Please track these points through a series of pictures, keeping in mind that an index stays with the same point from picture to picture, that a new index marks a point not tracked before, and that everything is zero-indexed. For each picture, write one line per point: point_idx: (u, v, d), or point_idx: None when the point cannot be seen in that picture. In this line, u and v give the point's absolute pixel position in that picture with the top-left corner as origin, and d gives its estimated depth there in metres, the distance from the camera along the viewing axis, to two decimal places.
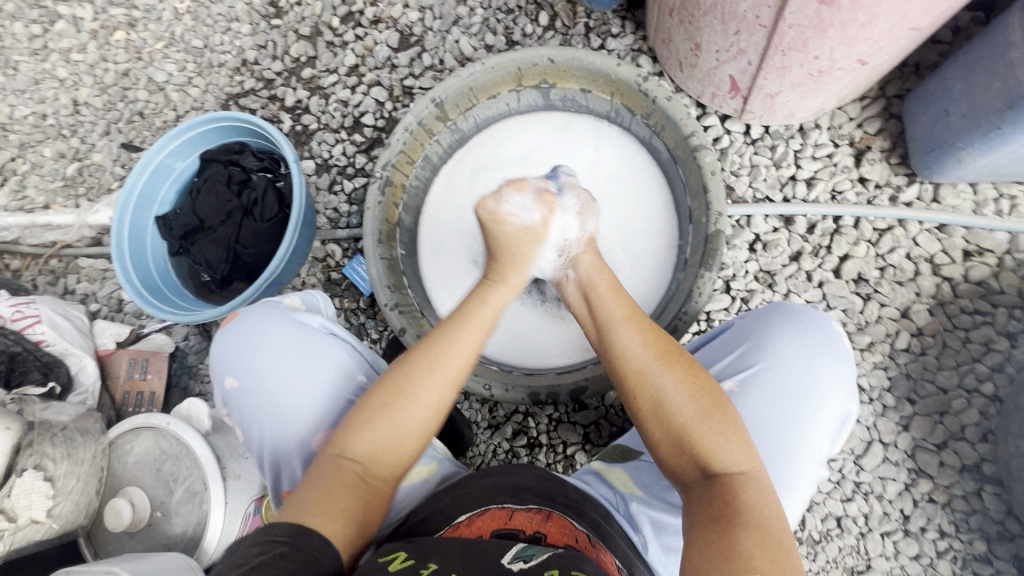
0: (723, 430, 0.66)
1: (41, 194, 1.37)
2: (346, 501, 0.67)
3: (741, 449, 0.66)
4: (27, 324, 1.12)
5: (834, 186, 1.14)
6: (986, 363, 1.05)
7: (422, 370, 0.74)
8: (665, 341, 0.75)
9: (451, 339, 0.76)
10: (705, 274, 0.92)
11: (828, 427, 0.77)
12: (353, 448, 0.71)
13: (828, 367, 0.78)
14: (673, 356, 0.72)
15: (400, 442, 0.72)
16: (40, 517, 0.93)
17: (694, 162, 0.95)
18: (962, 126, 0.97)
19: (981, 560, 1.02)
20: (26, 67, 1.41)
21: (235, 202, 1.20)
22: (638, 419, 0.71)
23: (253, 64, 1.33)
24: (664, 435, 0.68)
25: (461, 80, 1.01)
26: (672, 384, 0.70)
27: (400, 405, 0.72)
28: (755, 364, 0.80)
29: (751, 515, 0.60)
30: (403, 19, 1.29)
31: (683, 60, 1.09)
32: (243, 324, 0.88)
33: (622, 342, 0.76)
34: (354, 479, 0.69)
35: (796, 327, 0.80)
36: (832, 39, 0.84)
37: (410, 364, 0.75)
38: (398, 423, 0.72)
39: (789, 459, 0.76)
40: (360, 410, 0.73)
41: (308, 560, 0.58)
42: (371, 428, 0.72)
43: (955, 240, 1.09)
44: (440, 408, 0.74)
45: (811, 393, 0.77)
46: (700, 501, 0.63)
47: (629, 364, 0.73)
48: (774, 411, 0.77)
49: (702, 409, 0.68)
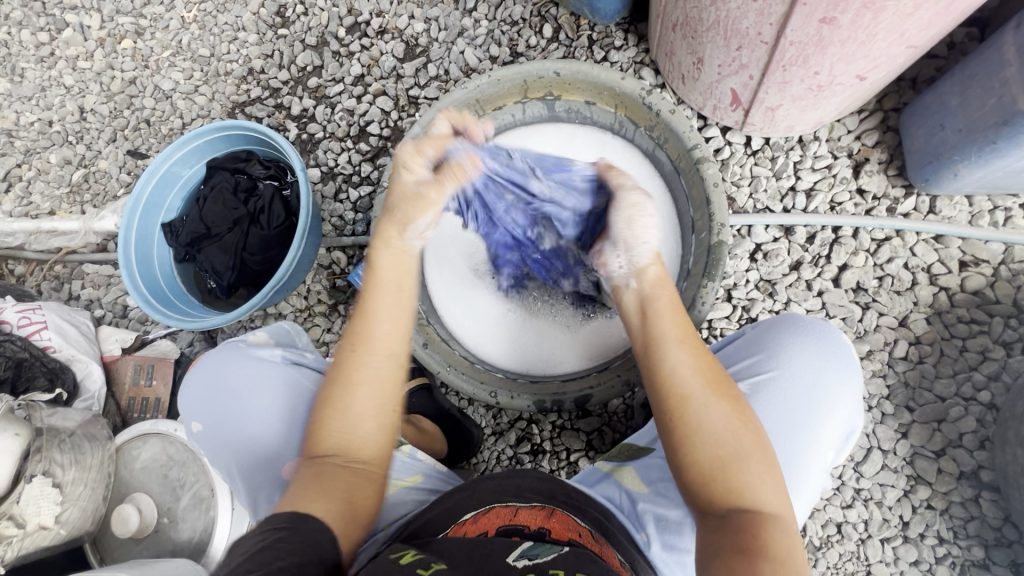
0: (762, 471, 0.67)
1: (46, 200, 1.38)
2: (330, 489, 0.67)
3: (776, 491, 0.66)
4: (34, 331, 1.13)
5: (833, 197, 1.16)
6: (983, 372, 1.07)
7: (353, 351, 0.74)
8: (715, 369, 0.73)
9: (368, 320, 0.76)
10: (708, 283, 0.94)
11: (833, 435, 0.80)
12: (323, 440, 0.71)
13: (837, 377, 0.80)
14: (722, 387, 0.71)
15: (358, 422, 0.72)
16: (48, 523, 0.94)
17: (696, 173, 0.98)
18: (958, 140, 0.99)
19: (979, 566, 1.04)
20: (33, 75, 1.42)
21: (241, 210, 1.21)
22: (675, 441, 0.69)
23: (259, 73, 1.35)
24: (701, 458, 0.67)
25: (468, 92, 1.03)
26: (719, 417, 0.68)
27: (346, 388, 0.72)
28: (769, 370, 0.81)
29: (781, 555, 0.60)
30: (409, 29, 1.31)
31: (685, 73, 1.11)
32: (205, 370, 0.88)
33: (673, 363, 0.73)
34: (334, 468, 0.69)
35: (809, 337, 0.82)
36: (831, 56, 0.86)
37: (348, 343, 0.75)
38: (350, 406, 0.72)
39: (796, 465, 0.79)
40: (320, 404, 0.73)
41: (307, 542, 0.59)
42: (329, 417, 0.72)
43: (952, 250, 1.11)
44: (387, 368, 0.74)
45: (820, 403, 0.79)
46: (726, 531, 0.63)
47: (675, 387, 0.71)
48: (783, 418, 0.79)
49: (744, 445, 0.67)
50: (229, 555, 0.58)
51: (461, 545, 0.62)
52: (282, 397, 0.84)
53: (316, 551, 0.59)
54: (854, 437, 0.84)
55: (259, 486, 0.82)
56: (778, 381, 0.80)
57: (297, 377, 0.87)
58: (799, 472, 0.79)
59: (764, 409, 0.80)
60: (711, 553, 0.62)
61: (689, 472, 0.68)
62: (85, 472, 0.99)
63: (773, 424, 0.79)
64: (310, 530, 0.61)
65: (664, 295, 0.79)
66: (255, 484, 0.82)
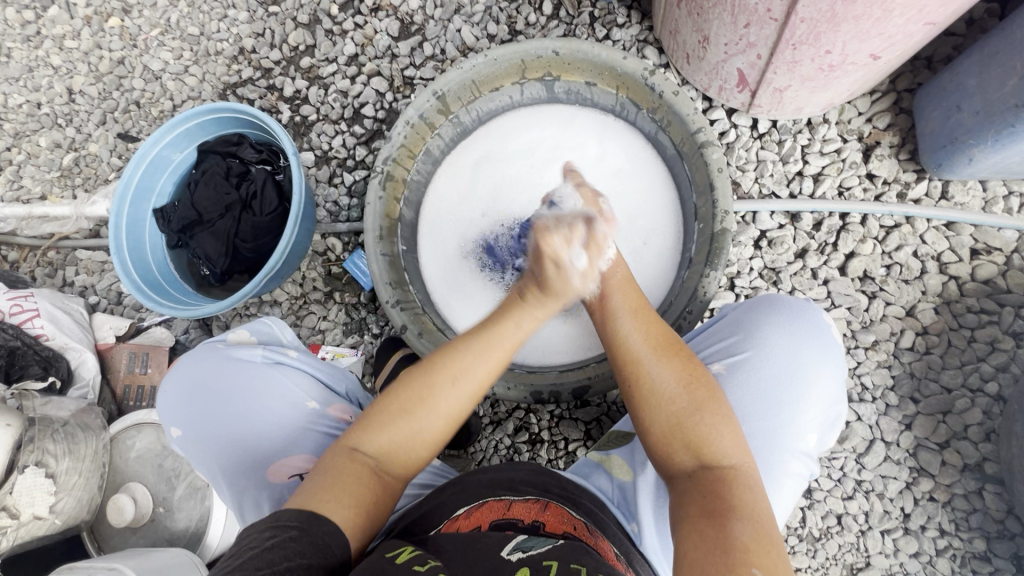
0: (720, 423, 0.67)
1: (38, 184, 1.35)
2: (353, 492, 0.64)
3: (735, 444, 0.66)
4: (26, 318, 1.12)
5: (842, 182, 1.12)
6: (991, 363, 1.05)
7: (450, 380, 0.69)
8: (667, 334, 0.75)
9: (464, 357, 0.70)
10: (710, 273, 0.91)
11: (816, 417, 0.77)
12: (364, 446, 0.68)
13: (816, 357, 0.77)
14: (674, 350, 0.73)
15: (416, 436, 0.69)
16: (43, 513, 0.94)
17: (700, 158, 0.94)
18: (975, 122, 0.95)
19: (980, 558, 1.03)
20: (20, 54, 1.39)
21: (233, 195, 1.18)
22: (636, 409, 0.71)
23: (251, 52, 1.31)
24: (658, 420, 0.69)
25: (463, 72, 0.99)
26: (671, 376, 0.70)
27: (418, 411, 0.69)
28: (743, 351, 0.79)
29: (745, 510, 0.59)
30: (404, 7, 1.26)
31: (690, 53, 1.06)
32: (181, 373, 0.88)
33: (623, 331, 0.77)
34: (365, 472, 0.67)
35: (787, 317, 0.80)
36: (845, 33, 0.81)
37: (443, 366, 0.70)
38: (412, 430, 0.68)
39: (776, 448, 0.76)
40: (379, 414, 0.69)
41: (316, 544, 0.57)
42: (385, 424, 0.69)
43: (963, 238, 1.08)
44: (468, 407, 0.71)
45: (800, 381, 0.76)
46: (692, 493, 0.63)
47: (627, 352, 0.75)
48: (763, 399, 0.77)
49: (696, 397, 0.69)
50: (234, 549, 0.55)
51: (458, 538, 0.59)
52: (270, 393, 0.85)
53: (321, 551, 0.57)
54: (838, 424, 0.81)
55: (239, 486, 0.80)
56: (754, 361, 0.78)
57: (283, 374, 0.88)
58: (779, 456, 0.76)
59: (740, 389, 0.77)
60: (680, 516, 0.61)
61: (652, 436, 0.69)
62: (79, 462, 1.00)
63: (752, 404, 0.77)
64: (320, 534, 0.58)
65: (616, 275, 0.83)
66: (236, 485, 0.80)
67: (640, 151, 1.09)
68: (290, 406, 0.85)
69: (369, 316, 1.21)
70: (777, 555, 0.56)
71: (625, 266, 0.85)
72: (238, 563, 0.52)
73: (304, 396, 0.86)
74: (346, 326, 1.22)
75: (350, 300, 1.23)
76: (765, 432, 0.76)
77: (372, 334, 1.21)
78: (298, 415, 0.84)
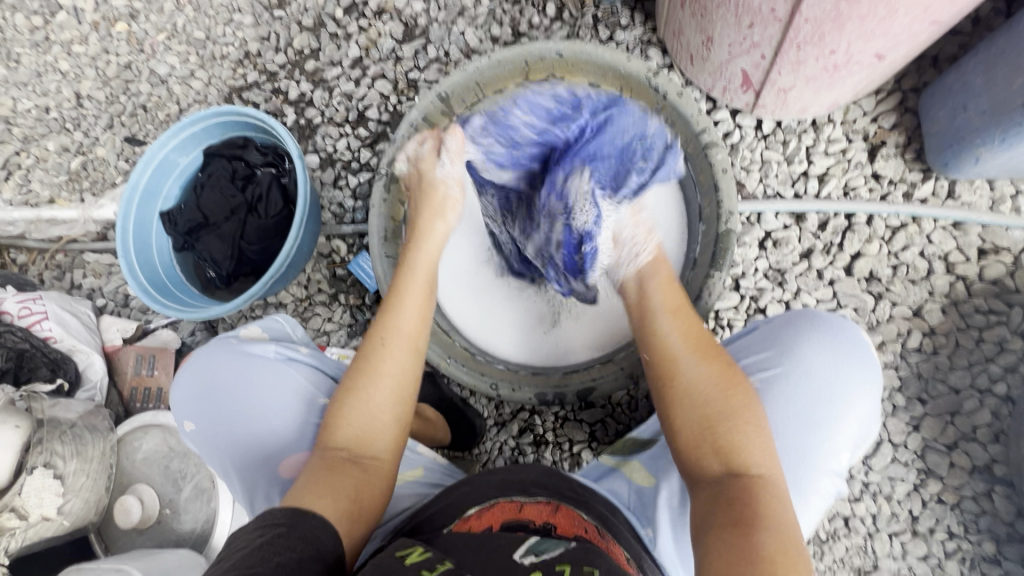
0: (750, 429, 0.67)
1: (46, 188, 1.36)
2: (336, 483, 0.67)
3: (763, 451, 0.66)
4: (34, 321, 1.13)
5: (847, 182, 1.12)
6: (999, 364, 1.04)
7: (381, 344, 0.80)
8: (703, 337, 0.78)
9: (396, 313, 0.84)
10: (716, 274, 0.93)
11: (849, 437, 0.76)
12: (335, 437, 0.73)
13: (855, 376, 0.77)
14: (709, 351, 0.75)
15: (376, 415, 0.75)
16: (51, 514, 0.95)
17: (705, 159, 0.95)
18: (981, 122, 0.95)
19: (989, 561, 1.02)
20: (28, 60, 1.40)
21: (239, 198, 1.19)
22: (668, 409, 0.73)
23: (256, 56, 1.32)
24: (689, 418, 0.70)
25: (468, 74, 1.00)
26: (705, 374, 0.72)
27: (367, 380, 0.76)
28: (780, 366, 0.79)
29: (775, 524, 0.59)
30: (408, 9, 1.26)
31: (694, 53, 1.06)
32: (196, 368, 0.88)
33: (665, 331, 0.80)
34: (347, 465, 0.70)
35: (827, 335, 0.79)
36: (849, 33, 0.81)
37: (375, 336, 0.81)
38: (366, 402, 0.75)
39: (806, 465, 0.75)
40: (340, 395, 0.76)
41: (306, 538, 0.58)
42: (344, 413, 0.74)
43: (970, 238, 1.07)
44: (412, 364, 0.80)
45: (837, 402, 0.76)
46: (722, 503, 0.62)
47: (666, 350, 0.77)
48: (797, 417, 0.76)
49: (732, 403, 0.69)
50: (224, 552, 0.56)
51: (466, 539, 0.59)
52: (282, 390, 0.85)
53: (314, 546, 0.58)
54: (869, 441, 0.81)
55: (252, 482, 0.81)
56: (790, 377, 0.77)
57: (296, 372, 0.88)
58: (809, 473, 0.75)
59: (775, 404, 0.77)
60: (708, 524, 0.61)
61: (685, 436, 0.70)
62: (86, 463, 1.00)
63: (783, 420, 0.76)
64: (308, 525, 0.59)
65: (654, 275, 0.89)
66: (249, 481, 0.81)
67: None
68: (304, 402, 0.85)
69: (374, 318, 1.22)
70: (801, 563, 0.57)
71: (665, 268, 0.90)
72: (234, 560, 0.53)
73: (317, 393, 0.86)
74: (350, 328, 1.22)
75: (355, 302, 1.23)
76: (795, 448, 0.75)
77: None
78: (312, 411, 0.84)
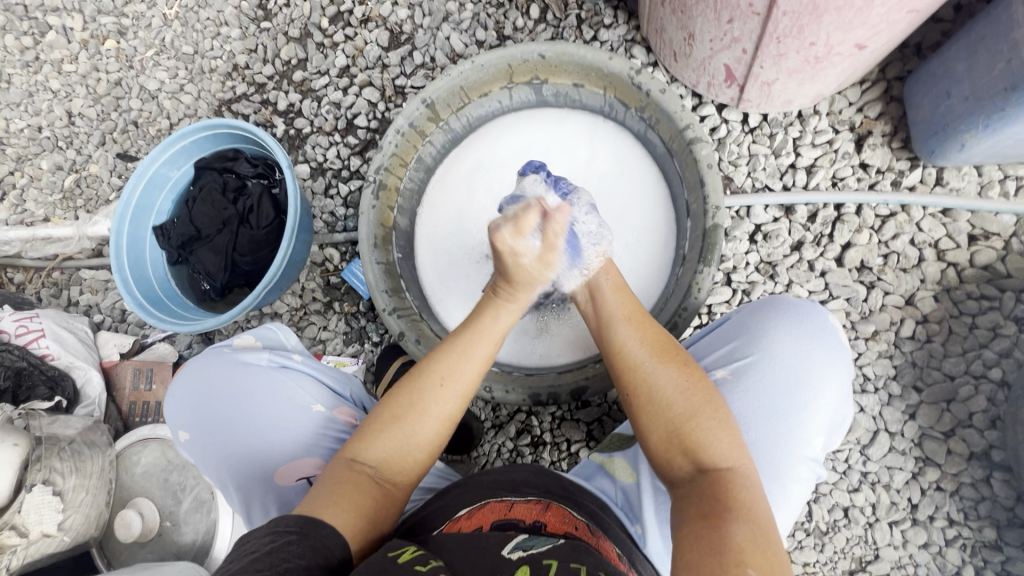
0: (717, 425, 0.67)
1: (41, 208, 1.37)
2: (357, 498, 0.66)
3: (732, 444, 0.67)
4: (31, 339, 1.14)
5: (834, 173, 1.12)
6: (994, 349, 1.04)
7: (440, 384, 0.76)
8: (664, 341, 0.78)
9: (460, 355, 0.79)
10: (705, 269, 0.90)
11: (823, 421, 0.76)
12: (363, 454, 0.71)
13: (823, 358, 0.77)
14: (669, 354, 0.75)
15: (413, 448, 0.73)
16: (51, 530, 0.95)
17: (690, 155, 0.94)
18: (965, 108, 0.95)
19: (991, 547, 1.01)
20: (19, 80, 1.42)
21: (230, 210, 1.20)
22: (634, 411, 0.73)
23: (244, 69, 1.33)
24: (656, 424, 0.70)
25: (451, 80, 1.00)
26: (668, 379, 0.72)
27: (418, 417, 0.74)
28: (748, 354, 0.79)
29: (744, 510, 0.60)
30: (393, 17, 1.27)
31: (677, 50, 1.07)
32: (191, 377, 0.89)
33: (621, 339, 0.80)
34: (368, 481, 0.69)
35: (791, 319, 0.80)
36: (827, 25, 0.81)
37: (432, 373, 0.77)
38: (409, 435, 0.73)
39: (780, 452, 0.75)
40: (386, 418, 0.74)
41: (314, 547, 0.58)
42: (383, 438, 0.72)
43: (960, 224, 1.07)
44: (460, 406, 0.77)
45: (805, 386, 0.76)
46: (693, 495, 0.63)
47: (626, 360, 0.77)
48: (767, 404, 0.76)
49: (694, 402, 0.70)
50: (232, 557, 0.56)
51: (457, 537, 0.60)
52: (274, 398, 0.85)
53: (321, 552, 0.58)
54: (845, 425, 0.80)
55: (249, 489, 0.81)
56: (755, 364, 0.78)
57: (288, 378, 0.88)
58: (785, 460, 0.75)
59: (745, 391, 0.77)
60: (682, 517, 0.62)
61: (653, 438, 0.70)
62: (86, 479, 1.01)
63: (753, 409, 0.76)
64: (317, 538, 0.59)
65: (605, 279, 0.88)
66: (246, 488, 0.82)
67: (631, 150, 1.09)
68: (298, 409, 0.85)
69: (368, 325, 1.22)
70: (775, 559, 0.56)
71: (614, 271, 0.90)
72: (240, 566, 0.54)
73: (310, 399, 0.87)
74: (346, 335, 1.23)
75: (350, 309, 1.24)
76: (767, 435, 0.75)
77: (372, 342, 1.22)
78: (305, 419, 0.85)
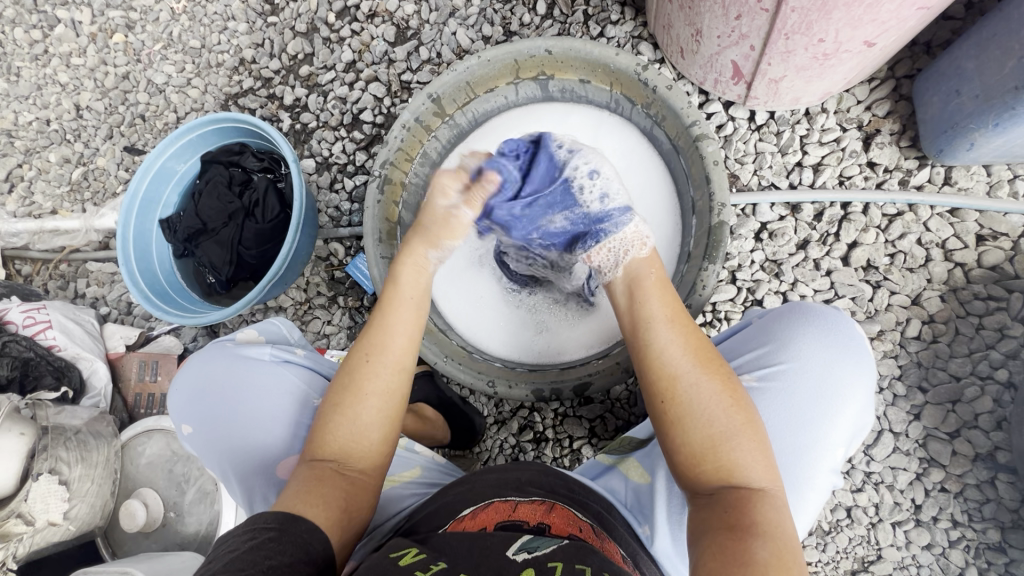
0: (754, 448, 0.66)
1: (48, 200, 1.38)
2: (323, 494, 0.66)
3: (765, 466, 0.65)
4: (39, 330, 1.15)
5: (842, 171, 1.11)
6: (1001, 350, 1.03)
7: (367, 357, 0.75)
8: (706, 348, 0.73)
9: (385, 330, 0.77)
10: (709, 266, 0.90)
11: (844, 432, 0.76)
12: (323, 448, 0.71)
13: (849, 370, 0.77)
14: (713, 366, 0.70)
15: (365, 431, 0.72)
16: (57, 519, 0.97)
17: (696, 152, 0.93)
18: (974, 106, 0.94)
19: (994, 549, 1.01)
20: (28, 73, 1.42)
21: (236, 203, 1.20)
22: (668, 424, 0.69)
23: (251, 63, 1.33)
24: (692, 441, 0.67)
25: (458, 74, 1.00)
26: (710, 397, 0.68)
27: (353, 396, 0.72)
28: (775, 362, 0.79)
29: (769, 528, 0.60)
30: (400, 12, 1.27)
31: (684, 47, 1.06)
32: (193, 371, 0.89)
33: (663, 342, 0.73)
34: (334, 477, 0.69)
35: (821, 329, 0.79)
36: (837, 21, 0.81)
37: (364, 348, 0.76)
38: (352, 417, 0.72)
39: (799, 461, 0.75)
40: (330, 406, 0.73)
41: (295, 543, 0.59)
42: (331, 425, 0.72)
43: (968, 224, 1.06)
44: (402, 379, 0.75)
45: (829, 397, 0.75)
46: (713, 509, 0.63)
47: (665, 366, 0.71)
48: (790, 413, 0.76)
49: (735, 421, 0.67)
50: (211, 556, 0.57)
51: (460, 536, 0.60)
52: (276, 392, 0.86)
53: (302, 549, 0.59)
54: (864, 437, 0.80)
55: (251, 482, 0.82)
56: (784, 372, 0.77)
57: (290, 373, 0.88)
58: (803, 470, 0.75)
59: (772, 401, 0.77)
60: (704, 530, 0.62)
61: (684, 453, 0.67)
62: (91, 469, 1.02)
63: (777, 419, 0.76)
64: (298, 532, 0.61)
65: (651, 273, 0.82)
66: (248, 481, 0.82)
67: (636, 146, 1.09)
68: (299, 404, 0.86)
69: None
70: (796, 570, 0.58)
71: (658, 267, 0.83)
72: (221, 565, 0.55)
73: (312, 394, 0.87)
74: (349, 330, 1.23)
75: (354, 304, 1.24)
76: (789, 444, 0.75)
77: None
78: (307, 413, 0.85)
